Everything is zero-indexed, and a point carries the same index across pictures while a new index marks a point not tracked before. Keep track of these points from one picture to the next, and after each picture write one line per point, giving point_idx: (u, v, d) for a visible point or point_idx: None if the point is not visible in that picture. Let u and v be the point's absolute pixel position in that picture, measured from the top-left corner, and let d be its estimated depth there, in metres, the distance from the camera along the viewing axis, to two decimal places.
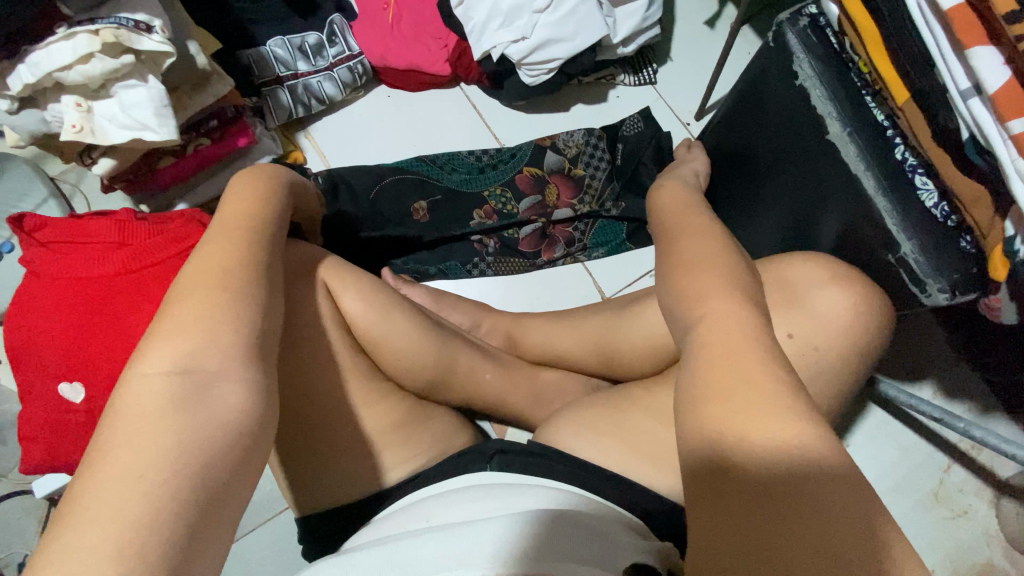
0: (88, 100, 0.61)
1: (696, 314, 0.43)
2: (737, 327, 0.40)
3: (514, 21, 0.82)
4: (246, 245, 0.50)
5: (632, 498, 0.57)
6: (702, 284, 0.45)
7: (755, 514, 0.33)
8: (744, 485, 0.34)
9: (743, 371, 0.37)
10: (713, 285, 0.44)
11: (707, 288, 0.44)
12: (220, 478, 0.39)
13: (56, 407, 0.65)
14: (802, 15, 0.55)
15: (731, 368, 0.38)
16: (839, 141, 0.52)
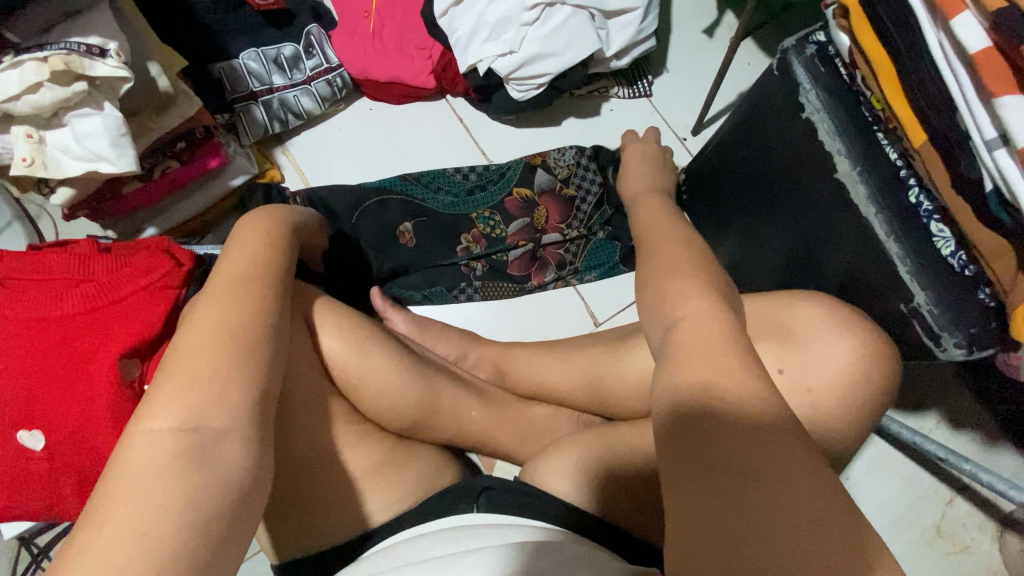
0: (39, 130, 0.56)
1: (670, 319, 0.41)
2: (714, 329, 0.38)
3: (502, 34, 0.77)
4: (228, 298, 0.47)
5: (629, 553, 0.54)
6: (675, 292, 0.42)
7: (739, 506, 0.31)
8: (727, 475, 0.32)
9: (714, 368, 0.36)
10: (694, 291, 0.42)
11: (675, 291, 0.42)
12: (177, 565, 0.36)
13: (15, 455, 0.61)
14: (809, 42, 0.51)
15: (711, 368, 0.36)
16: (848, 180, 0.49)
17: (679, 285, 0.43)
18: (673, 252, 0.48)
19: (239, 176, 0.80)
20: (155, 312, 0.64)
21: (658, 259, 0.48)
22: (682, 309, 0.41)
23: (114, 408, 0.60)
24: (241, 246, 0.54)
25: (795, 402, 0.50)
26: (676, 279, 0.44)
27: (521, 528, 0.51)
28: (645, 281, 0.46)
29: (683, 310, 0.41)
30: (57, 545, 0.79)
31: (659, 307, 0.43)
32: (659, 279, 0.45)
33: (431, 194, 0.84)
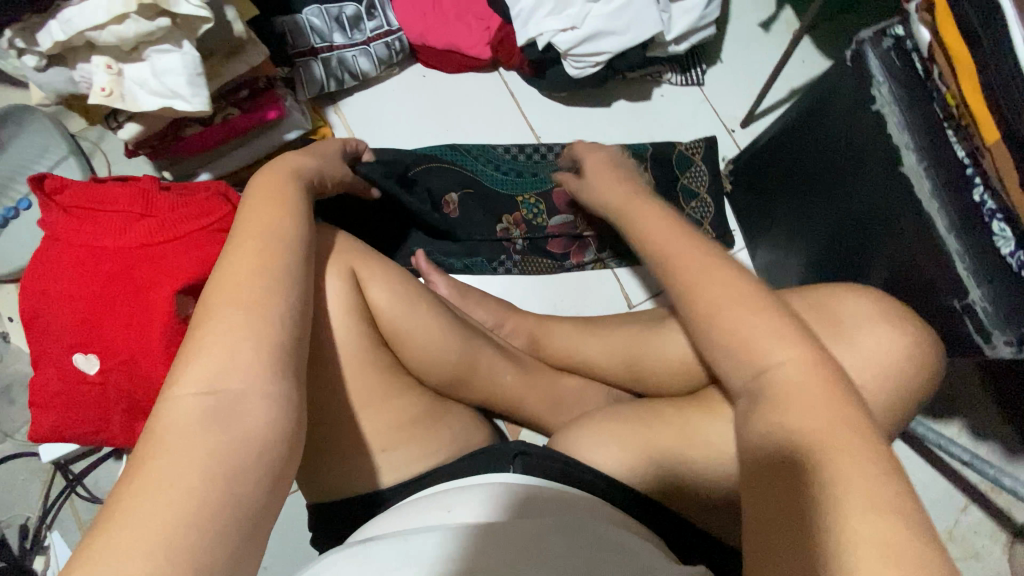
0: (118, 62, 0.58)
1: (758, 367, 0.41)
2: (818, 375, 0.39)
3: (565, 9, 0.78)
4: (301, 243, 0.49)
5: (660, 521, 0.56)
6: (761, 343, 0.41)
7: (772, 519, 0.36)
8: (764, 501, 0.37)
9: (811, 411, 0.38)
10: (769, 328, 0.42)
11: (760, 340, 0.42)
12: (252, 480, 0.38)
13: (70, 378, 0.63)
14: (886, 35, 0.52)
15: (816, 414, 0.37)
16: (913, 174, 0.51)
17: (756, 333, 0.42)
18: (718, 286, 0.45)
19: (293, 131, 0.81)
20: (211, 251, 0.65)
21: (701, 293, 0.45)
22: (775, 355, 0.41)
23: (167, 340, 0.62)
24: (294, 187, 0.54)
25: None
26: (746, 322, 0.43)
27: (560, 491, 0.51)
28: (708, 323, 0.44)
29: (775, 357, 0.41)
30: (90, 473, 0.81)
31: (742, 356, 0.42)
32: (726, 320, 0.43)
33: (479, 166, 0.85)
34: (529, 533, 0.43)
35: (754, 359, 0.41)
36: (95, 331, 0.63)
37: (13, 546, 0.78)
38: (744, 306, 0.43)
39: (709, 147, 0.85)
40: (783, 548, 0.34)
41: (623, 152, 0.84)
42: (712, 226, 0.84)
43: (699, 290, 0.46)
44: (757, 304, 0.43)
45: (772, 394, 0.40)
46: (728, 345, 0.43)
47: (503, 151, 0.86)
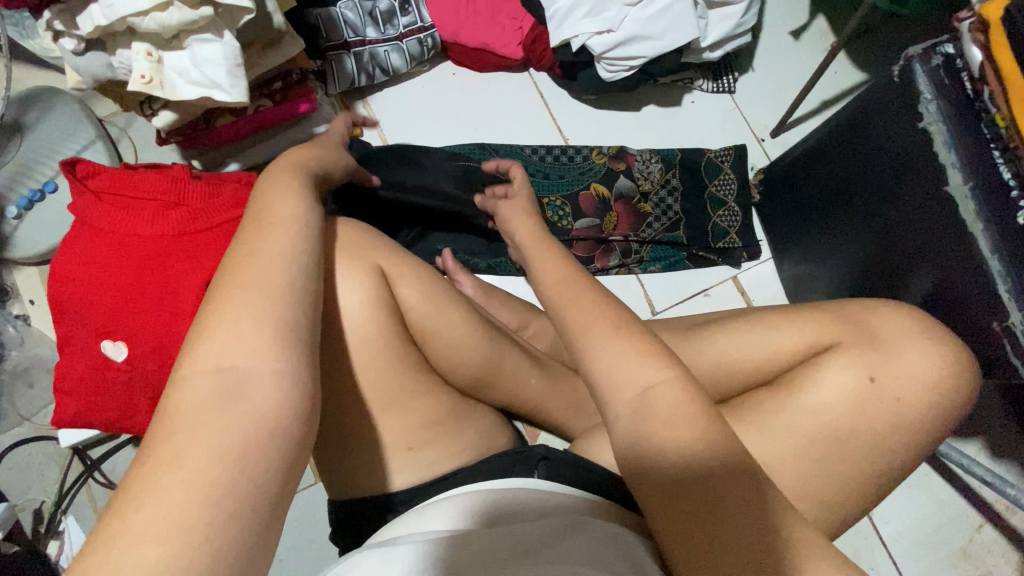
0: (158, 50, 0.58)
1: (636, 387, 0.42)
2: (681, 396, 0.41)
3: (601, 12, 0.77)
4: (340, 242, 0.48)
5: None
6: (630, 367, 0.42)
7: (700, 525, 0.37)
8: (693, 507, 0.38)
9: (675, 423, 0.40)
10: (630, 353, 0.43)
11: (628, 362, 0.43)
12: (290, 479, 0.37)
13: (96, 364, 0.63)
14: (936, 52, 0.51)
15: (681, 429, 0.40)
16: (958, 194, 0.50)
17: (620, 355, 0.43)
18: (591, 313, 0.46)
19: (323, 125, 0.81)
20: None
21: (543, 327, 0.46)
22: (648, 375, 0.42)
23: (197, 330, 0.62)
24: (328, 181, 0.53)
25: (865, 395, 0.51)
26: (608, 343, 0.44)
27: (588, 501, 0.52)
28: (589, 349, 0.44)
29: (645, 378, 0.42)
30: (108, 459, 0.81)
31: (620, 378, 0.42)
32: (599, 343, 0.44)
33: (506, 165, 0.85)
34: (563, 540, 0.43)
35: (628, 379, 0.42)
36: (122, 319, 0.63)
37: (28, 529, 0.78)
38: (610, 330, 0.45)
39: (739, 156, 0.85)
40: (712, 550, 0.37)
41: (650, 159, 0.84)
42: (738, 234, 0.84)
43: (566, 317, 0.47)
44: (621, 328, 0.45)
45: (649, 411, 0.41)
46: (599, 368, 0.43)
47: (530, 153, 0.86)
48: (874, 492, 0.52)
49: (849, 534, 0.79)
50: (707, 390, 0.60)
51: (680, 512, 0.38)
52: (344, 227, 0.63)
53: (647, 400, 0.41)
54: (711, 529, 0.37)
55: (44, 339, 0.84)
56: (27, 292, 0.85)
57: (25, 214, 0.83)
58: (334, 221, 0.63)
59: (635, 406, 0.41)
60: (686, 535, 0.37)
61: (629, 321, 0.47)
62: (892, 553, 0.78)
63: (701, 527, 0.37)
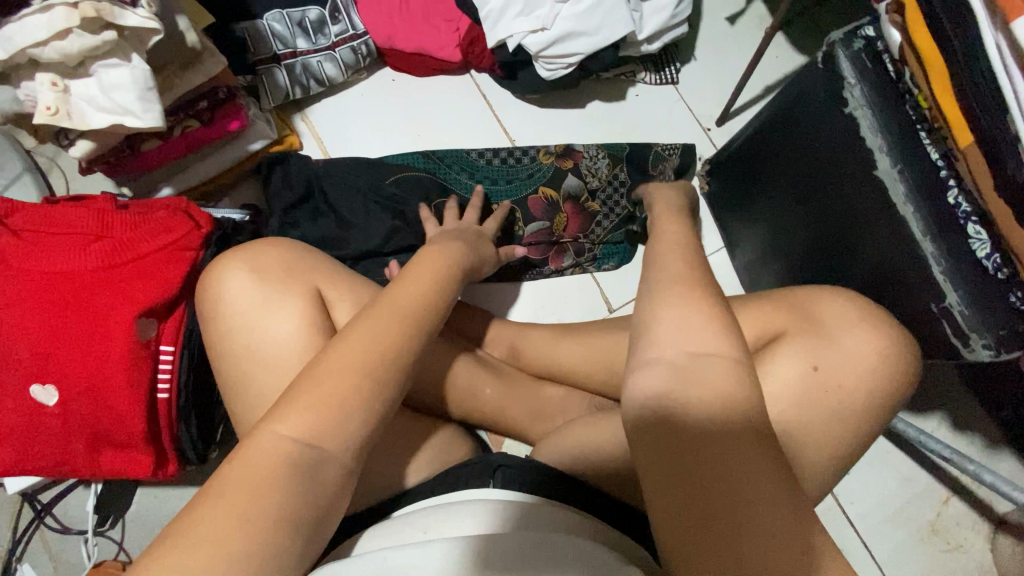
0: (64, 79, 0.55)
1: (691, 358, 0.36)
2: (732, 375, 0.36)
3: (534, 10, 0.76)
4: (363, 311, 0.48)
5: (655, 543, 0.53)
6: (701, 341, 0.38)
7: (728, 521, 0.32)
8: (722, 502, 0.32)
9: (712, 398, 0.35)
10: (699, 323, 0.38)
11: (691, 331, 0.38)
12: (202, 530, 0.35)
13: (28, 410, 0.60)
14: (857, 36, 0.51)
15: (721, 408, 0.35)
16: (889, 178, 0.50)
17: (685, 319, 0.38)
18: (672, 275, 0.42)
19: (258, 142, 0.79)
20: (173, 273, 0.64)
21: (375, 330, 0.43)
22: (706, 343, 0.37)
23: (131, 366, 0.60)
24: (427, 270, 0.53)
25: (810, 384, 0.50)
26: (682, 305, 0.39)
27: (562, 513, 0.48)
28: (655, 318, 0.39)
29: (699, 345, 0.37)
30: (59, 503, 0.77)
31: (676, 341, 0.38)
32: (666, 310, 0.39)
33: (450, 173, 0.83)
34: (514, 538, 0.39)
35: (683, 341, 0.37)
36: (49, 361, 0.60)
37: None
38: (689, 294, 0.40)
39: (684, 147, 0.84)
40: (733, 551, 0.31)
41: (594, 156, 0.83)
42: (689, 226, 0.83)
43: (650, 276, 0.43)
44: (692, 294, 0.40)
45: (692, 388, 0.35)
46: (654, 328, 0.39)
47: (475, 157, 0.84)
48: (830, 478, 0.52)
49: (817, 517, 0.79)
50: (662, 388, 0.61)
51: (707, 505, 0.32)
52: (273, 247, 0.60)
53: (700, 373, 0.36)
54: (740, 526, 0.32)
55: None
56: None
57: None
58: (264, 242, 0.61)
59: (673, 365, 0.37)
60: (708, 533, 0.32)
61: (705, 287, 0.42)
62: (860, 531, 0.79)
63: (727, 525, 0.32)
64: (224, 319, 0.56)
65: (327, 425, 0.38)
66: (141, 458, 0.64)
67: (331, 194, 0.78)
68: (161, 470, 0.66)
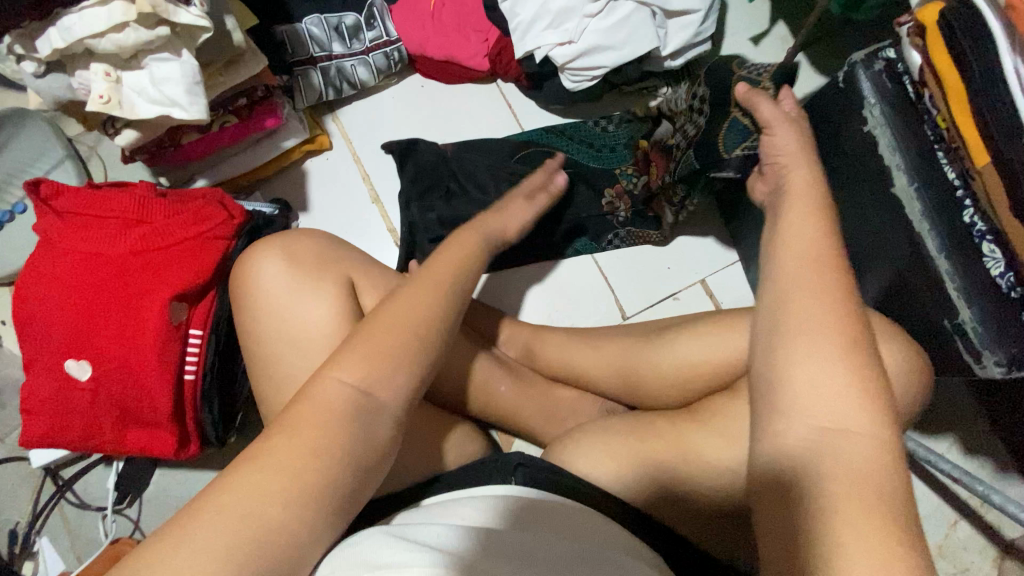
0: (117, 70, 0.58)
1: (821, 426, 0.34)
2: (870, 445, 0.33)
3: (562, 23, 0.79)
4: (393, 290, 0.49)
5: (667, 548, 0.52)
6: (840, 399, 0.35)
7: None
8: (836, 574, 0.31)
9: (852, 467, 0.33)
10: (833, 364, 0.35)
11: (844, 390, 0.35)
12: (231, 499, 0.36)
13: (62, 383, 0.63)
14: (878, 57, 0.53)
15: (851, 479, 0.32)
16: (905, 195, 0.51)
17: (838, 376, 0.35)
18: (819, 308, 0.37)
19: (292, 138, 0.82)
20: (206, 260, 0.66)
21: (397, 311, 0.45)
22: (855, 413, 0.34)
23: (161, 346, 0.63)
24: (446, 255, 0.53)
25: None
26: (828, 353, 0.36)
27: (577, 512, 0.48)
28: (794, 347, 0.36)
29: (849, 412, 0.34)
30: (80, 479, 0.79)
31: (813, 401, 0.35)
32: (794, 347, 0.36)
33: (575, 146, 0.87)
34: None
35: (820, 412, 0.35)
36: (85, 337, 0.62)
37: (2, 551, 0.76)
38: (834, 341, 0.36)
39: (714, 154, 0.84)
40: None
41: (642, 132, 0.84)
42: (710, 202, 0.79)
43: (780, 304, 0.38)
44: (835, 336, 0.36)
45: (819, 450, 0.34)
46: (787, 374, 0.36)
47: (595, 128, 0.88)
48: None
49: None
50: (677, 392, 0.63)
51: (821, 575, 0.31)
52: (306, 239, 0.62)
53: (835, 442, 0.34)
54: None
55: (15, 361, 0.82)
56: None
57: None
58: (296, 232, 0.63)
59: (807, 442, 0.34)
60: None
61: (857, 313, 0.37)
62: None
63: None
64: (255, 306, 0.58)
65: (348, 403, 0.40)
66: (165, 437, 0.67)
67: (459, 175, 0.83)
68: (183, 450, 0.68)
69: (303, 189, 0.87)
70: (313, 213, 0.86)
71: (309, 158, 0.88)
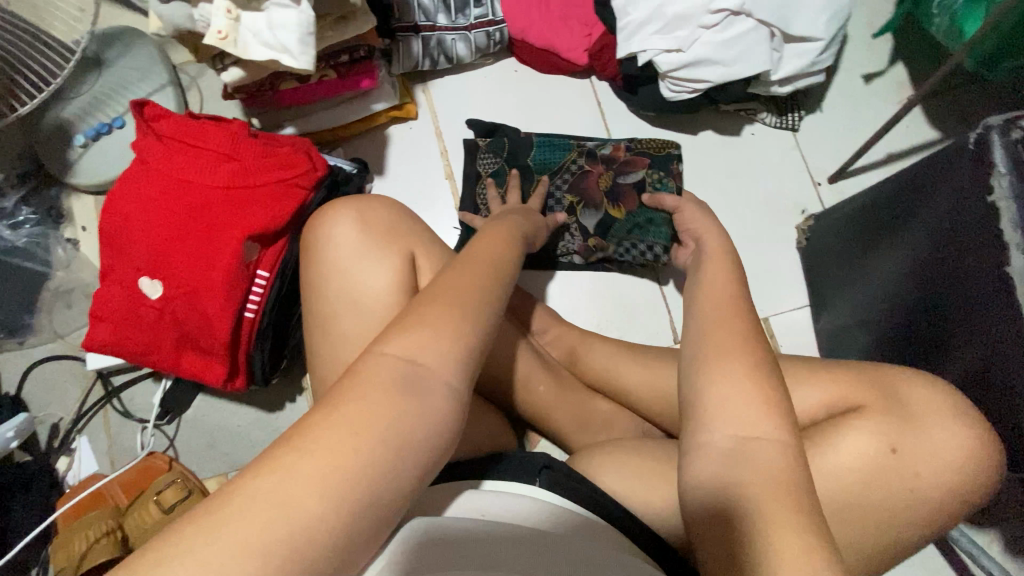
0: (238, 8, 0.59)
1: (743, 432, 0.41)
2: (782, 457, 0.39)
3: (675, 30, 0.76)
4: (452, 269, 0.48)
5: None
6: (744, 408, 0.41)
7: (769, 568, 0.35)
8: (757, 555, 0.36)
9: (761, 471, 0.38)
10: (746, 388, 0.42)
11: (743, 404, 0.41)
12: None
13: (133, 297, 0.66)
14: (1016, 126, 0.48)
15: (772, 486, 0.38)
16: (1020, 278, 0.48)
17: (742, 388, 0.42)
18: (732, 338, 0.46)
19: (383, 102, 0.83)
20: (285, 206, 0.68)
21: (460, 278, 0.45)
22: (759, 426, 0.41)
23: (230, 281, 0.65)
24: (496, 245, 0.52)
25: (882, 464, 0.49)
26: (731, 369, 0.43)
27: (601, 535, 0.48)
28: (712, 370, 0.44)
29: (759, 429, 0.40)
30: (128, 388, 0.83)
31: (722, 412, 0.42)
32: (718, 369, 0.44)
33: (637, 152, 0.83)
34: None
35: (735, 424, 0.41)
36: (162, 259, 0.65)
37: (43, 442, 0.81)
38: (742, 367, 0.43)
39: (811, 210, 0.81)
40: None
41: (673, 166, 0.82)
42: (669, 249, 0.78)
43: (705, 348, 0.46)
44: (748, 366, 0.43)
45: (745, 456, 0.39)
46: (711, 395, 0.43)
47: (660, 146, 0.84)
48: (874, 563, 0.50)
49: None
50: None
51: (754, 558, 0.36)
52: (383, 207, 0.63)
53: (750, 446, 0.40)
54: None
55: (89, 265, 0.87)
56: (81, 217, 0.88)
57: (91, 144, 0.86)
58: (375, 198, 0.63)
59: (725, 450, 0.40)
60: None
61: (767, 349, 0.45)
62: None
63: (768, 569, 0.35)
64: (321, 260, 0.59)
65: None
66: (217, 366, 0.69)
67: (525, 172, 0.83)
68: (230, 382, 0.71)
69: (382, 153, 0.88)
70: (387, 178, 0.87)
71: (393, 124, 0.89)
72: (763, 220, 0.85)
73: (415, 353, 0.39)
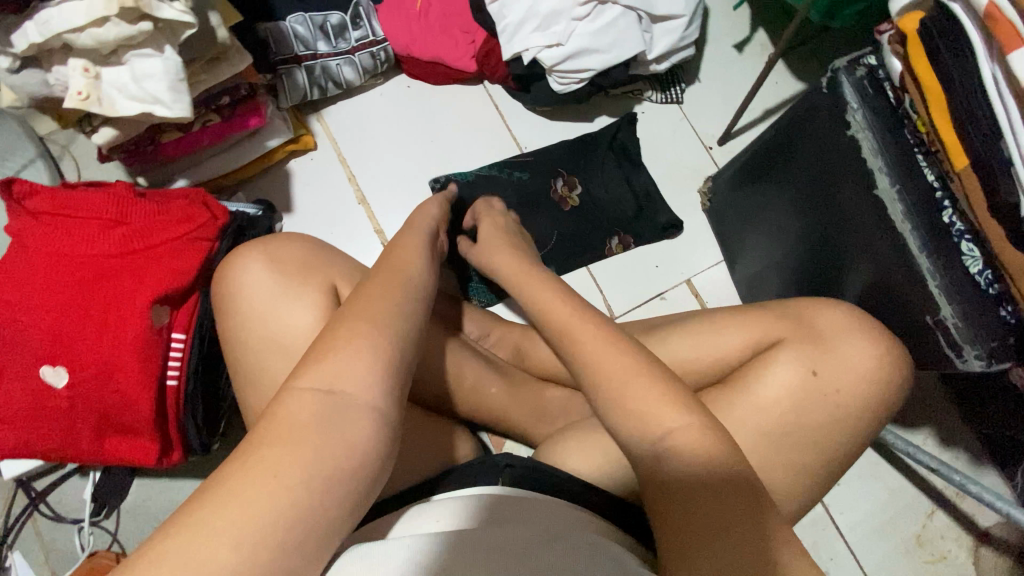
0: (97, 66, 0.56)
1: (653, 435, 0.41)
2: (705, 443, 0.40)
3: (550, 26, 0.79)
4: (374, 288, 0.47)
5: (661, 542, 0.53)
6: (646, 401, 0.41)
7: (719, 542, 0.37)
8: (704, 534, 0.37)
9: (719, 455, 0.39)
10: (647, 388, 0.42)
11: (646, 404, 0.41)
12: None
13: (36, 390, 0.60)
14: (860, 64, 0.55)
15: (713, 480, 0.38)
16: (887, 198, 0.53)
17: (647, 390, 0.42)
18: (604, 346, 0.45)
19: (275, 138, 0.81)
20: (189, 262, 0.64)
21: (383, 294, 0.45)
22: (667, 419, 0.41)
23: (143, 350, 0.61)
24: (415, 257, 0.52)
25: (809, 388, 0.53)
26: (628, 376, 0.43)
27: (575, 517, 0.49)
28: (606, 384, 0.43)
29: (666, 424, 0.41)
30: (54, 490, 0.76)
31: (630, 417, 0.41)
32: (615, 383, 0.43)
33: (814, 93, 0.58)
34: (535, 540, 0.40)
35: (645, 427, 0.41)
36: (62, 343, 0.60)
37: None
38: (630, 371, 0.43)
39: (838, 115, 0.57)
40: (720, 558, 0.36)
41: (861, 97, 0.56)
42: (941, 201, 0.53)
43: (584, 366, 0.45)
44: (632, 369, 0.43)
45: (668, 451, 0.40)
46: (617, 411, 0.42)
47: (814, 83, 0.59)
48: (821, 481, 0.54)
49: (808, 522, 0.81)
50: None
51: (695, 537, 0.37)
52: (292, 242, 0.61)
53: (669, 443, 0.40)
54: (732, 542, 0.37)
55: None
56: None
57: None
58: (282, 235, 0.62)
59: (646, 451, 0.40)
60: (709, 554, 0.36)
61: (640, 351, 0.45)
62: (849, 542, 0.81)
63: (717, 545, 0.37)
64: (236, 309, 0.57)
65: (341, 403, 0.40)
66: (147, 444, 0.64)
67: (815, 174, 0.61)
68: (166, 458, 0.66)
69: (288, 189, 0.86)
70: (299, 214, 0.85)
71: (293, 159, 0.87)
72: (670, 189, 0.89)
73: (340, 378, 0.39)
